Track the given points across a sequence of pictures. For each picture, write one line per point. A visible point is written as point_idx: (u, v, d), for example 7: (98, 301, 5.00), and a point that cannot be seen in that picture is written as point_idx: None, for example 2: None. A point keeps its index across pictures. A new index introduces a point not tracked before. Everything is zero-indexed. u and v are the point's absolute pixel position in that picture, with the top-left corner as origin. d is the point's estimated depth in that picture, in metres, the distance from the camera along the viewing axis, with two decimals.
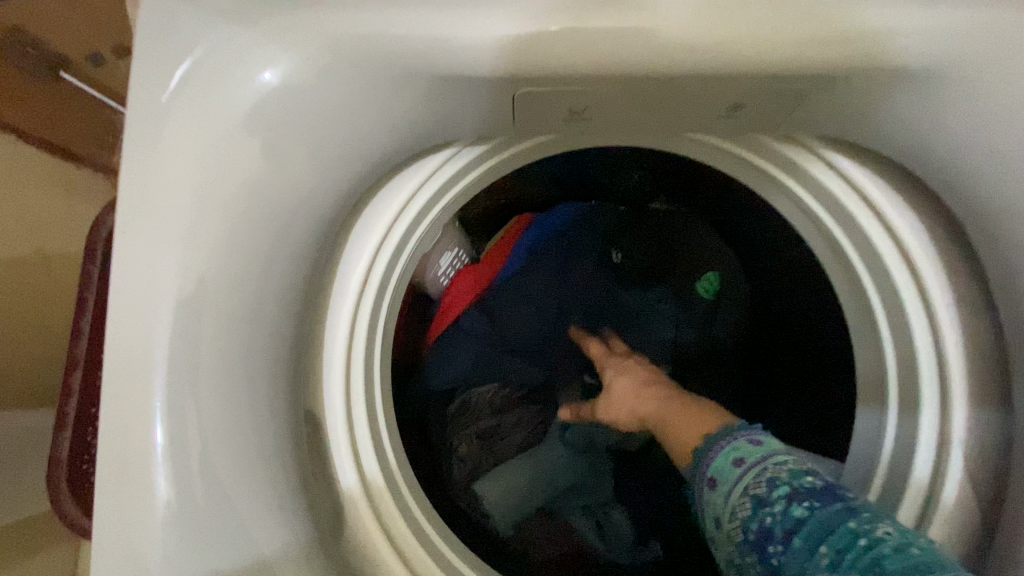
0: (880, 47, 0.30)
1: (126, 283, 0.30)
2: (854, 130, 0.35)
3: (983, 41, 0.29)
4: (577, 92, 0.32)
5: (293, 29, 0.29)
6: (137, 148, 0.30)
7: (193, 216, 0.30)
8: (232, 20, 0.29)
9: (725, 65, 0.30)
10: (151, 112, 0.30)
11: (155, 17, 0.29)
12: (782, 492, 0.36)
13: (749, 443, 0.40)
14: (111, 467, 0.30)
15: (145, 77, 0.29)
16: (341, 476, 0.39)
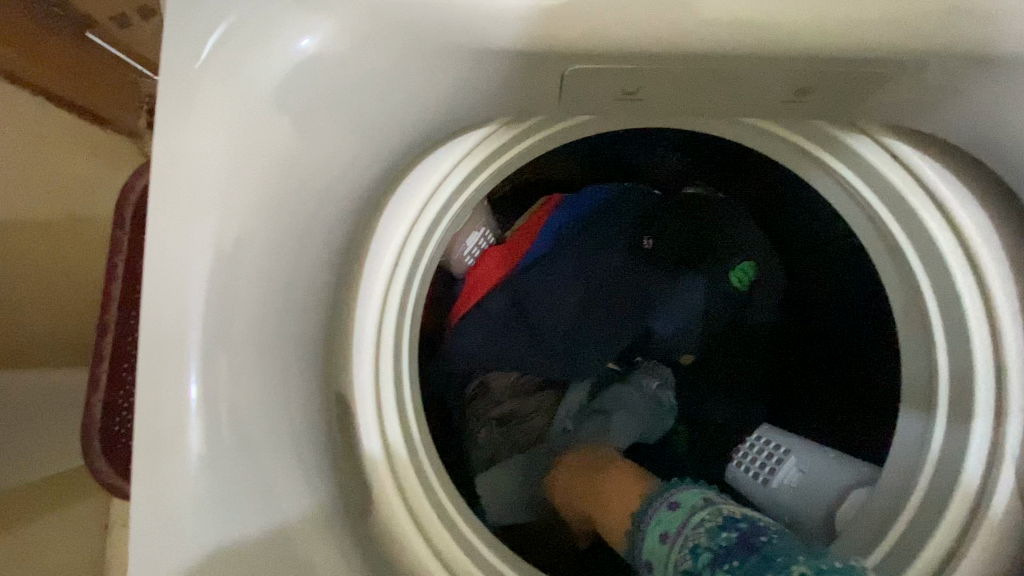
0: (966, 28, 0.27)
1: (162, 260, 0.30)
2: (928, 121, 0.32)
3: None
4: (632, 70, 0.29)
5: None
6: (169, 120, 0.29)
7: (227, 195, 0.30)
8: None
9: (794, 45, 0.28)
10: (185, 82, 0.29)
11: None
12: (703, 558, 0.36)
13: (667, 512, 0.42)
14: (147, 441, 0.30)
15: (178, 45, 0.28)
16: (365, 441, 0.38)
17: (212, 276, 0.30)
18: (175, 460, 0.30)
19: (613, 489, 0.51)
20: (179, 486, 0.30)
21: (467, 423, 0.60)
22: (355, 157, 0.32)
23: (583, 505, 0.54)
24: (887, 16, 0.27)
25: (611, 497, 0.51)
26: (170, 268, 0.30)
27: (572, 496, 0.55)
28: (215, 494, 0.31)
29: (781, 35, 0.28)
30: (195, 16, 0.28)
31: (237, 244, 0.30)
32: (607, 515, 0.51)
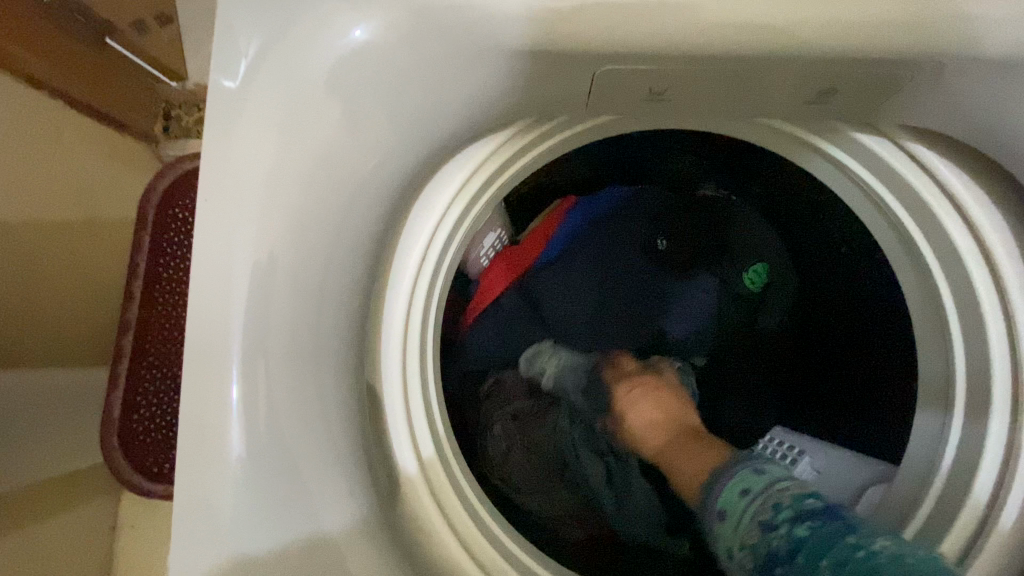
0: (986, 32, 0.28)
1: (205, 253, 0.31)
2: (949, 123, 0.33)
3: None
4: (659, 72, 0.31)
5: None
6: (216, 118, 0.30)
7: (269, 191, 0.31)
8: None
9: (818, 47, 0.29)
10: (232, 81, 0.30)
11: None
12: (785, 515, 0.34)
13: (753, 472, 0.38)
14: (188, 427, 0.31)
15: (227, 45, 0.29)
16: (403, 464, 0.40)
17: (253, 267, 0.31)
18: (216, 446, 0.31)
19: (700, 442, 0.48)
20: (219, 471, 0.31)
21: (483, 418, 0.61)
22: (390, 153, 0.33)
23: (650, 427, 0.53)
24: (910, 20, 0.28)
25: (692, 446, 0.48)
26: (213, 260, 0.31)
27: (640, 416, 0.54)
28: (253, 479, 0.32)
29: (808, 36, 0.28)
30: (237, 16, 0.29)
31: (277, 237, 0.31)
32: (675, 456, 0.49)
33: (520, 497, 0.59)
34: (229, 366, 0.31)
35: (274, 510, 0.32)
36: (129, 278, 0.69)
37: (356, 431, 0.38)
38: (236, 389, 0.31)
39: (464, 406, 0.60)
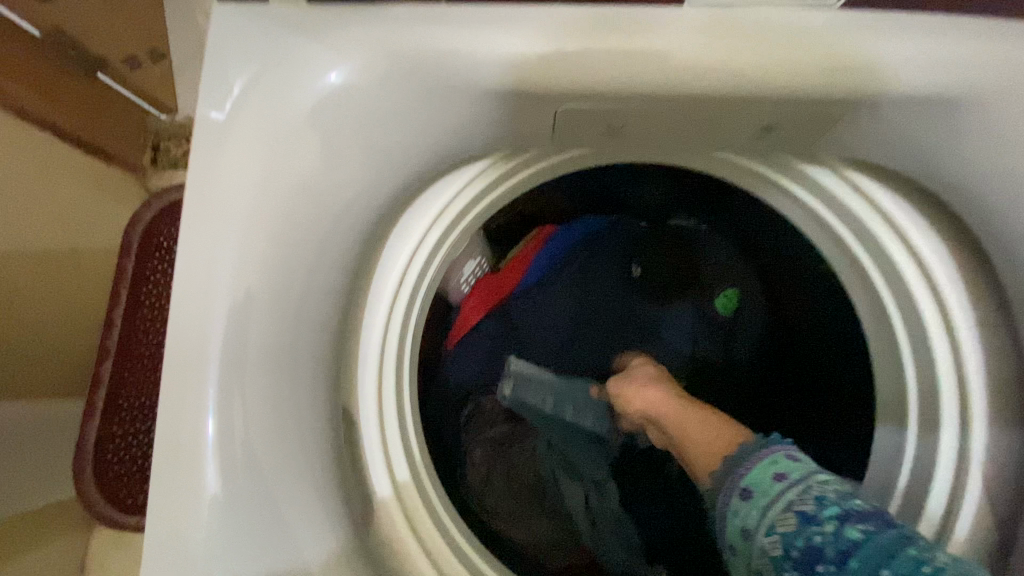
0: (903, 73, 0.31)
1: (186, 274, 0.32)
2: (883, 154, 0.36)
3: (996, 72, 0.31)
4: (617, 110, 0.33)
5: (357, 43, 0.31)
6: (205, 143, 0.32)
7: (251, 216, 0.32)
8: (300, 32, 0.31)
9: (759, 87, 0.31)
10: (221, 108, 0.32)
11: (232, 24, 0.32)
12: (832, 511, 0.35)
13: (788, 458, 0.39)
14: (164, 450, 0.32)
15: (217, 77, 0.31)
16: (377, 486, 0.40)
17: (233, 288, 0.32)
18: (191, 463, 0.32)
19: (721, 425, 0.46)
20: (193, 487, 0.32)
21: (464, 444, 0.60)
22: (367, 183, 0.35)
23: (656, 405, 0.51)
24: (839, 63, 0.31)
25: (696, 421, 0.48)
26: (195, 281, 0.32)
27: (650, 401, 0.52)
28: (228, 503, 0.32)
29: (754, 75, 0.31)
30: (227, 52, 0.31)
31: (257, 260, 0.33)
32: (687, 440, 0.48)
33: (502, 525, 0.58)
34: (205, 389, 0.32)
35: (248, 527, 0.32)
36: (109, 306, 0.69)
37: (332, 450, 0.38)
38: (214, 406, 0.32)
39: (445, 431, 0.59)
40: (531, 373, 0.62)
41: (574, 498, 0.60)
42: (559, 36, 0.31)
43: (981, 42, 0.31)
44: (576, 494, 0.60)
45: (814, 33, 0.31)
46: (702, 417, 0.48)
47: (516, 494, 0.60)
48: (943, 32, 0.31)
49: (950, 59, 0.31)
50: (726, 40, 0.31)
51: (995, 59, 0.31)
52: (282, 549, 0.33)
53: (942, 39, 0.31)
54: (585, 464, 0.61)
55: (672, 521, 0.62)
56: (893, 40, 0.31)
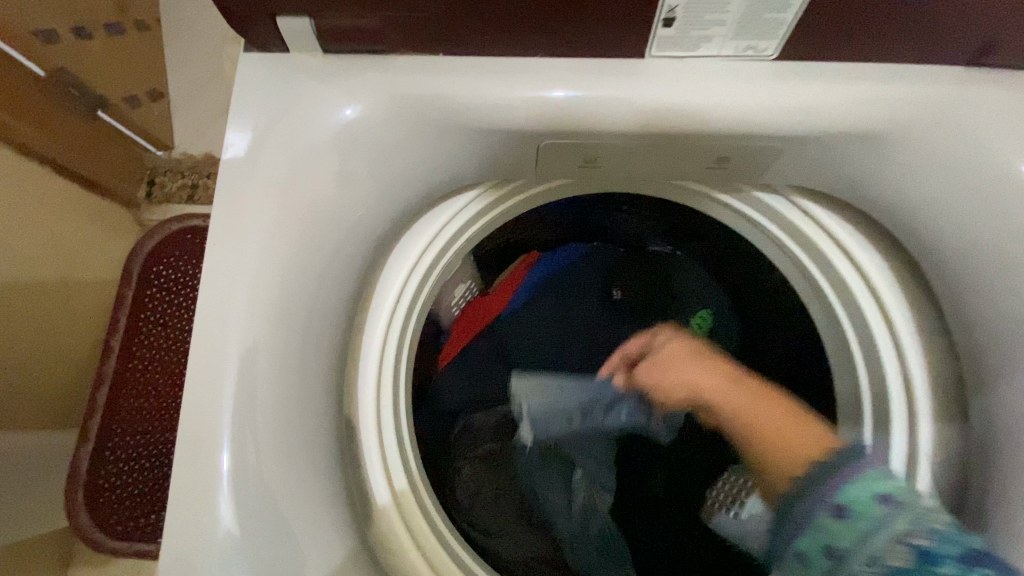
0: (840, 114, 0.35)
1: (208, 288, 0.35)
2: (830, 182, 0.40)
3: (922, 111, 0.36)
4: (593, 144, 0.38)
5: (364, 87, 0.35)
6: (230, 170, 0.35)
7: (266, 236, 0.35)
8: (314, 77, 0.36)
9: (715, 124, 0.36)
10: (246, 140, 0.35)
11: (256, 69, 0.36)
12: (956, 553, 0.30)
13: (889, 481, 0.33)
14: (182, 454, 0.34)
15: (245, 113, 0.35)
16: (377, 493, 0.42)
17: (247, 304, 0.35)
18: (205, 467, 0.34)
19: (793, 422, 0.41)
20: (207, 492, 0.34)
21: (455, 460, 0.63)
22: (372, 209, 0.38)
23: (703, 388, 0.46)
24: (783, 105, 0.35)
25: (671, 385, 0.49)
26: (213, 297, 0.35)
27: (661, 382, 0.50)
28: (240, 505, 0.34)
29: (712, 113, 0.35)
30: (252, 92, 0.36)
31: (270, 277, 0.35)
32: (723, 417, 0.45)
33: (494, 536, 0.60)
34: (222, 395, 0.34)
35: (256, 531, 0.34)
36: (109, 331, 0.72)
37: (336, 459, 0.40)
38: (227, 414, 0.34)
39: (436, 446, 0.62)
40: (539, 399, 0.62)
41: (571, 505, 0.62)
42: (539, 79, 0.36)
43: (908, 84, 0.35)
44: (571, 500, 0.62)
45: (765, 77, 0.35)
46: (744, 397, 0.44)
47: (505, 511, 0.62)
48: (877, 75, 0.35)
49: (881, 100, 0.35)
50: (686, 83, 0.35)
51: (923, 100, 0.35)
52: (290, 550, 0.35)
53: (875, 82, 0.35)
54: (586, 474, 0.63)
55: (662, 531, 0.62)
56: (833, 85, 0.35)
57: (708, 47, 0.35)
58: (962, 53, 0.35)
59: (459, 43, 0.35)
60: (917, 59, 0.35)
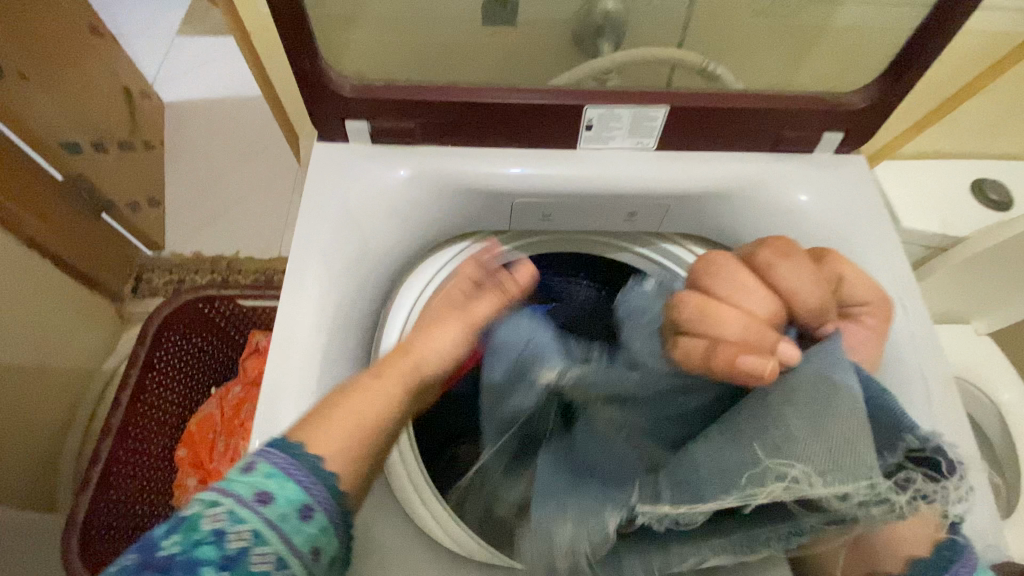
0: (702, 177, 0.55)
1: (285, 292, 0.48)
2: (708, 229, 0.59)
3: (752, 176, 0.55)
4: (547, 203, 0.56)
5: (399, 161, 0.53)
6: (306, 214, 0.51)
7: (322, 263, 0.49)
8: (367, 156, 0.53)
9: (622, 186, 0.55)
10: (319, 196, 0.52)
11: (327, 152, 0.54)
12: None
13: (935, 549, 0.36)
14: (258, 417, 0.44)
15: (321, 178, 0.52)
16: None
17: (311, 301, 0.48)
18: (272, 423, 0.44)
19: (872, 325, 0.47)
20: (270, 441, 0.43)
21: None
22: (400, 243, 0.54)
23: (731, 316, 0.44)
24: (666, 173, 0.55)
25: (761, 362, 0.40)
26: (286, 304, 0.48)
27: (739, 304, 0.44)
28: None
29: (622, 181, 0.54)
30: (326, 166, 0.53)
31: (326, 285, 0.49)
32: (716, 370, 0.42)
33: None
34: (291, 370, 0.45)
35: None
36: (120, 386, 0.80)
37: None
38: (293, 382, 0.45)
39: None
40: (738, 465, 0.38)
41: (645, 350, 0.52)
42: (506, 156, 0.54)
43: (742, 161, 0.56)
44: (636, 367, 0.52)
45: (653, 158, 0.55)
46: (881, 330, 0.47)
47: None
48: (723, 155, 0.56)
49: (726, 169, 0.55)
50: (603, 161, 0.55)
51: (751, 169, 0.55)
52: None
53: (721, 159, 0.55)
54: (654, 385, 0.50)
55: None
56: (696, 161, 0.55)
57: (615, 142, 0.55)
58: (767, 143, 0.55)
59: (452, 134, 0.53)
60: (742, 149, 0.56)
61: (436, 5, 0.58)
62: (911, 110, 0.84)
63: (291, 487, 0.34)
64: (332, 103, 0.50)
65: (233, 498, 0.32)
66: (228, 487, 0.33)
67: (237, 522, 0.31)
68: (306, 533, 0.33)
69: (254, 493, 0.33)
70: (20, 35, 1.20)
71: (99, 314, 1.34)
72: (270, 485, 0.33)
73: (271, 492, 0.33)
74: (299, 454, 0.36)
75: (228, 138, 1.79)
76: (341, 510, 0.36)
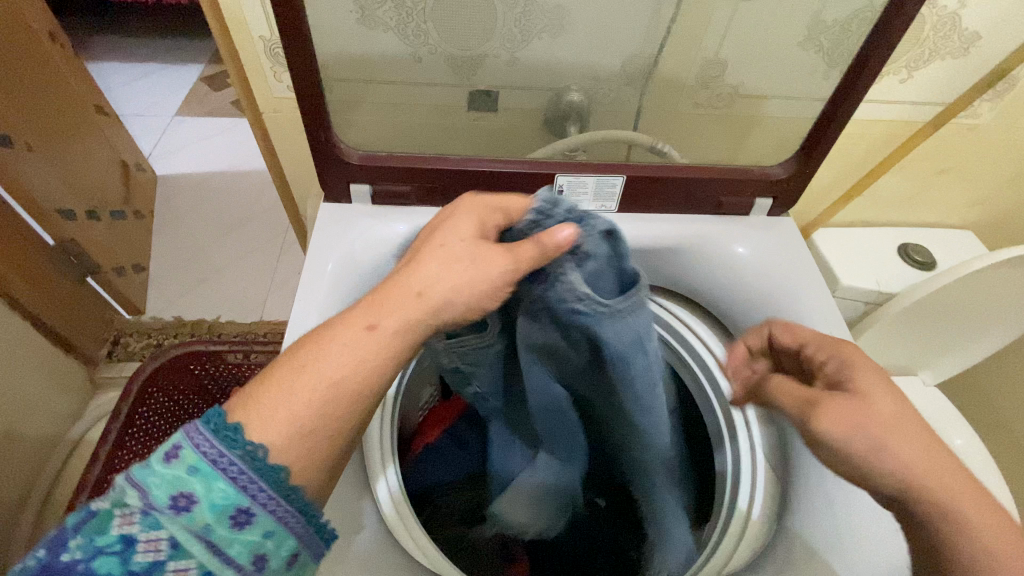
0: (657, 236, 0.64)
1: (290, 333, 0.53)
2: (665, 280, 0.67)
3: (699, 235, 0.65)
4: None
5: (395, 220, 0.61)
6: (313, 263, 0.57)
7: (323, 305, 0.55)
8: (368, 215, 0.61)
9: None
10: (324, 248, 0.58)
11: (332, 210, 0.61)
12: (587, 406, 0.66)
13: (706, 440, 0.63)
14: None
15: (326, 232, 0.59)
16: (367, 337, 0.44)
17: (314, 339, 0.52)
18: None
19: (818, 345, 0.52)
20: None
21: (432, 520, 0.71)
22: None
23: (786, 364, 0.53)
24: (627, 229, 0.63)
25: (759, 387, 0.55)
26: (289, 341, 0.52)
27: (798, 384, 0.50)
28: None
29: None
30: (330, 224, 0.60)
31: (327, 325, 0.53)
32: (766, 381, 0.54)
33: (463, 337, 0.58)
34: None
35: None
36: (99, 442, 0.83)
37: None
38: None
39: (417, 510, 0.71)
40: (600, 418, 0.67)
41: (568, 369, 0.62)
42: None
43: (691, 222, 0.65)
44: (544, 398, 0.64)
45: (615, 219, 0.64)
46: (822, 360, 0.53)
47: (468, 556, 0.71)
48: (673, 216, 0.65)
49: (678, 229, 0.64)
50: None
51: (699, 228, 0.65)
52: None
53: (673, 220, 0.65)
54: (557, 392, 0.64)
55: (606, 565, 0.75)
56: (652, 222, 0.64)
57: (582, 205, 0.64)
58: (710, 208, 0.66)
59: (442, 197, 0.62)
60: (689, 212, 0.66)
61: (429, 94, 0.69)
62: (837, 185, 0.97)
63: (218, 487, 0.35)
64: (341, 168, 0.59)
65: (147, 503, 0.34)
66: (145, 484, 0.34)
67: (150, 528, 0.33)
68: (237, 531, 0.35)
69: (169, 498, 0.34)
70: (28, 111, 1.27)
71: (70, 379, 1.32)
72: (191, 483, 0.34)
73: (192, 493, 0.34)
74: (229, 438, 0.36)
75: (218, 209, 1.87)
76: (293, 505, 0.38)
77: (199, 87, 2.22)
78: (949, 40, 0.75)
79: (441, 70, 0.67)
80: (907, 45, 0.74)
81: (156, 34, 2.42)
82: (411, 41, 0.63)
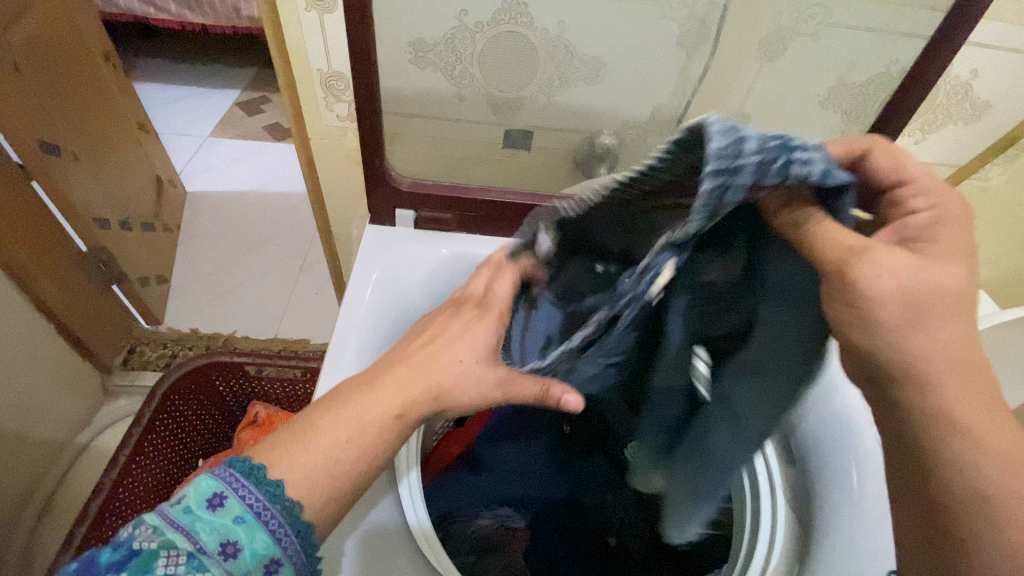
0: None
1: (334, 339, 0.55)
2: None
3: None
4: None
5: (434, 244, 0.65)
6: (356, 277, 0.60)
7: (365, 316, 0.58)
8: (410, 236, 0.65)
9: None
10: (367, 264, 0.62)
11: (376, 229, 0.65)
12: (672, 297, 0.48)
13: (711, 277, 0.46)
14: None
15: (370, 248, 0.63)
16: None
17: (355, 347, 0.55)
18: None
19: None
20: None
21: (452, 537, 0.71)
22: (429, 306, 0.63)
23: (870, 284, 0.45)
24: None
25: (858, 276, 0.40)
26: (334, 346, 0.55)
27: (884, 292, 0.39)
28: None
29: None
30: (374, 241, 0.64)
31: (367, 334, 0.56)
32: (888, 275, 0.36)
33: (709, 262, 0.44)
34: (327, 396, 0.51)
35: None
36: (119, 447, 0.84)
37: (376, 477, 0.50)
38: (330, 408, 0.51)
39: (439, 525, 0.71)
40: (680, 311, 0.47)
41: (772, 276, 0.42)
42: None
43: None
44: (797, 328, 0.41)
45: None
46: None
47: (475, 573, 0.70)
48: None
49: None
50: None
51: None
52: None
53: None
54: (783, 332, 0.42)
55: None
56: None
57: None
58: None
59: (479, 225, 0.66)
60: None
61: (468, 131, 0.73)
62: None
63: (259, 537, 0.38)
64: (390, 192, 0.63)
65: (197, 546, 0.35)
66: (196, 530, 0.36)
67: (195, 569, 0.34)
68: None
69: (217, 544, 0.36)
70: (78, 124, 1.34)
71: (83, 385, 1.33)
72: (240, 533, 0.37)
73: (238, 542, 0.37)
74: (270, 492, 0.38)
75: (243, 226, 1.93)
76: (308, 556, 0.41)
77: (234, 112, 2.32)
78: (962, 107, 0.79)
79: (483, 109, 0.71)
80: (922, 109, 0.79)
81: (198, 60, 2.55)
82: (457, 81, 0.68)
